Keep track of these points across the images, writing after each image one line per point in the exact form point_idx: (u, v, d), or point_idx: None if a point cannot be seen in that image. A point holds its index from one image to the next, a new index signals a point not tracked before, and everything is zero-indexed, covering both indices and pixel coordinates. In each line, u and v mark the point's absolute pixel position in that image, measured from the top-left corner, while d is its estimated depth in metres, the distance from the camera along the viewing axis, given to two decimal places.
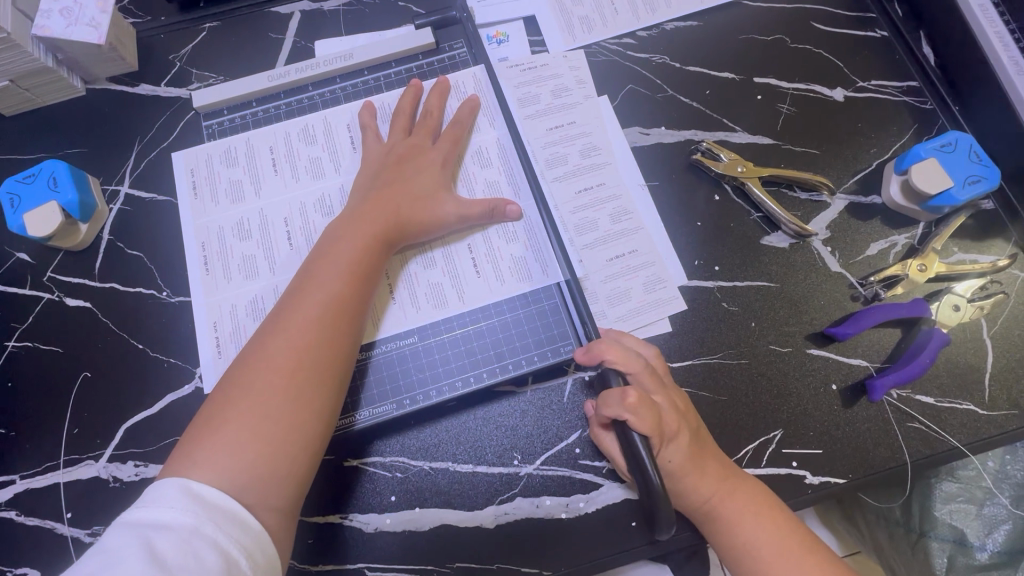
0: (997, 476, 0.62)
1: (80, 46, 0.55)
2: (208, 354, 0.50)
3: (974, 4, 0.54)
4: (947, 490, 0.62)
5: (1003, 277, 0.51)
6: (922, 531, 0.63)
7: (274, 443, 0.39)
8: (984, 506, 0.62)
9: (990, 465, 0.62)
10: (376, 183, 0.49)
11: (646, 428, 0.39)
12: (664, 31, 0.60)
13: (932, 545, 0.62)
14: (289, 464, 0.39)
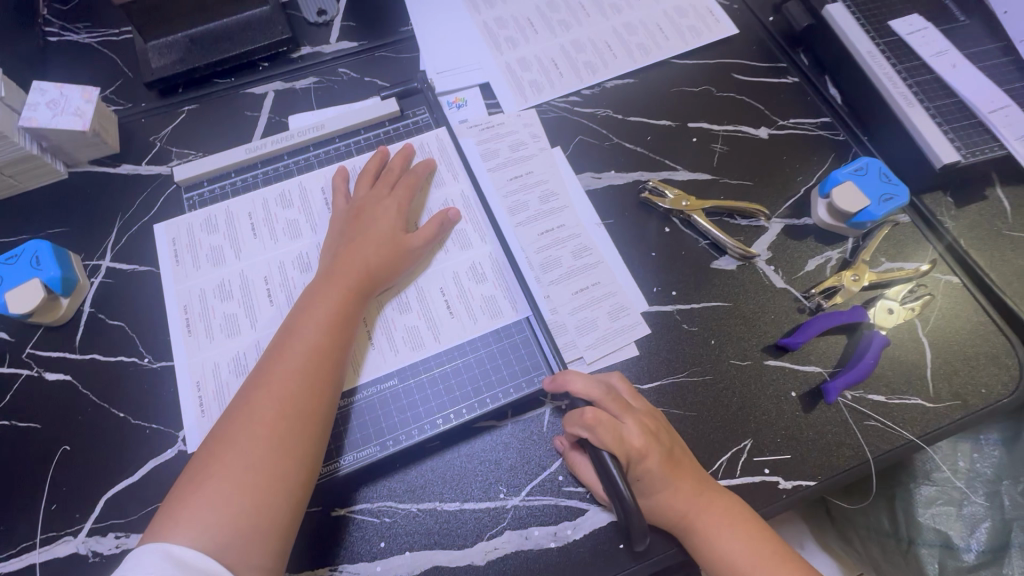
0: (969, 476, 0.64)
1: (65, 133, 0.59)
2: (191, 415, 0.50)
3: (864, 52, 0.63)
4: (926, 494, 0.64)
5: (928, 280, 0.56)
6: (910, 539, 0.64)
7: (258, 492, 0.40)
8: (963, 506, 0.63)
9: (960, 466, 0.64)
10: (350, 237, 0.53)
11: (609, 445, 0.42)
12: (605, 88, 0.67)
13: (923, 552, 0.63)
14: (274, 511, 0.40)
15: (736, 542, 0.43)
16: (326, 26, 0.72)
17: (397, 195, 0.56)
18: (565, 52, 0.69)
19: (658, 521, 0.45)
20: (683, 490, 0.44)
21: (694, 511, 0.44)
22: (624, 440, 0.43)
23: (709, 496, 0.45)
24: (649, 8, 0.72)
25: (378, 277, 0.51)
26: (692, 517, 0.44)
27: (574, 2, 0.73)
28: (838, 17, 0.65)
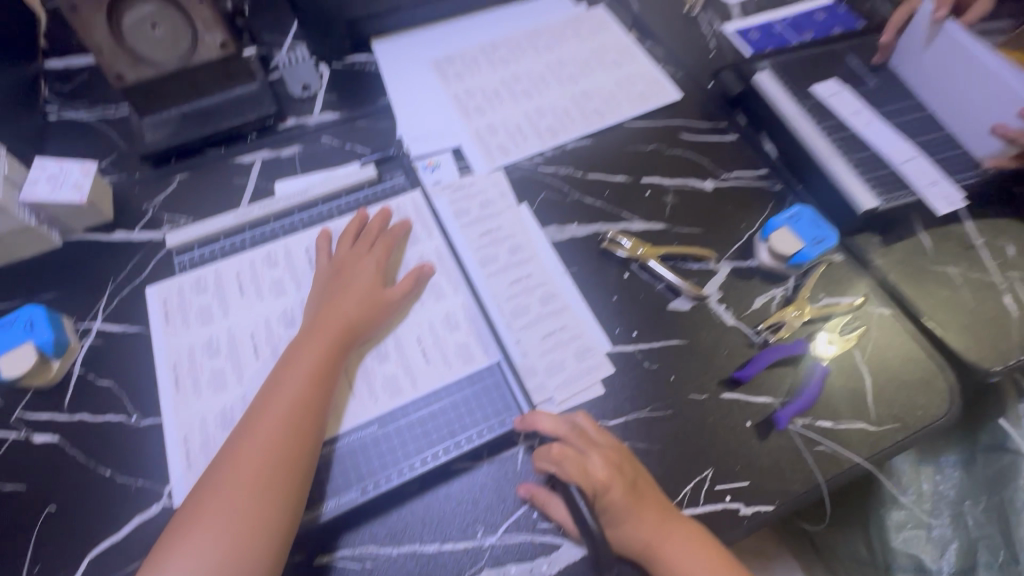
0: None
1: (63, 205, 0.63)
2: (178, 470, 0.52)
3: (790, 113, 0.71)
4: None
5: (863, 313, 0.62)
6: None
7: (242, 538, 0.43)
8: None
9: None
10: (332, 293, 0.57)
11: (573, 478, 0.47)
12: (565, 150, 0.74)
13: None
14: (257, 556, 0.42)
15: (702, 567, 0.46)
16: (309, 100, 0.79)
17: (376, 252, 0.61)
18: (528, 118, 0.76)
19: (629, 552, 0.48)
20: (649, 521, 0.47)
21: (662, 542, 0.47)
22: (589, 473, 0.48)
23: (675, 526, 0.48)
24: (602, 78, 0.81)
25: (358, 329, 0.55)
26: (659, 548, 0.47)
27: (535, 74, 0.81)
28: (766, 84, 0.73)
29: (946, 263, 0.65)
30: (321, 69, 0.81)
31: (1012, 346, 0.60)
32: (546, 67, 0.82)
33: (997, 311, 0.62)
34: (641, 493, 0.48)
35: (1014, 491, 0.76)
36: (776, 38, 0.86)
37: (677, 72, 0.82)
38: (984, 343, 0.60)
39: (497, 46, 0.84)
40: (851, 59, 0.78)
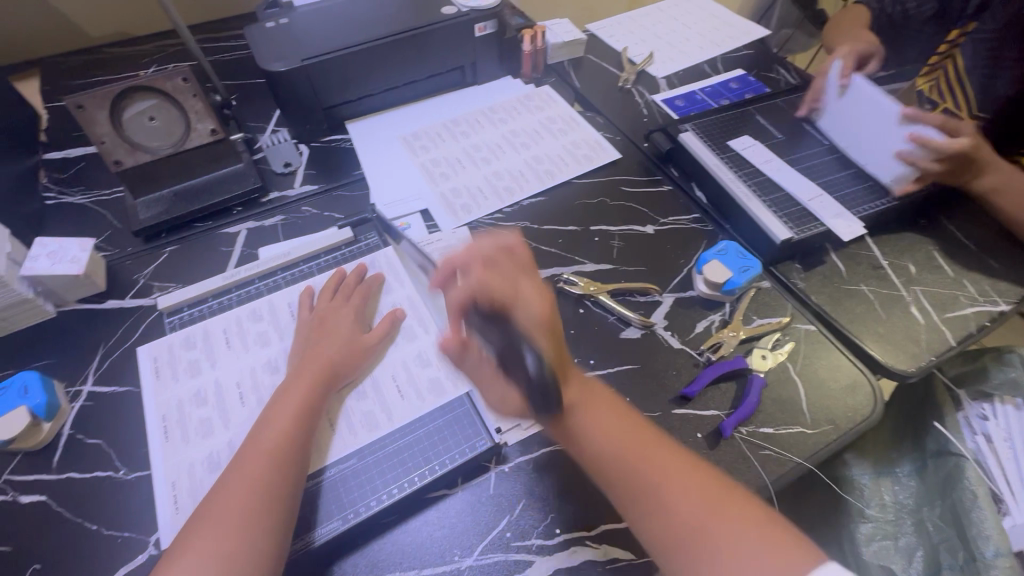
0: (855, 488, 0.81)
1: (60, 278, 0.69)
2: (165, 515, 0.55)
3: (712, 163, 0.82)
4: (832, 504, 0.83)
5: (791, 330, 0.70)
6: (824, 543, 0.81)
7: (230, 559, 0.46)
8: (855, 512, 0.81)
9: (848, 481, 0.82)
10: (316, 339, 0.63)
11: (490, 283, 0.55)
12: (522, 206, 0.84)
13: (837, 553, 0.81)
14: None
15: (617, 433, 0.53)
16: (290, 175, 0.88)
17: (354, 302, 0.67)
18: (488, 181, 0.86)
19: (556, 420, 0.54)
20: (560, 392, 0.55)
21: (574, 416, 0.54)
22: (517, 291, 0.56)
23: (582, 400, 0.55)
24: (551, 144, 0.93)
25: (339, 371, 0.60)
26: (582, 409, 0.54)
27: (492, 143, 0.92)
28: (689, 141, 0.85)
29: (859, 282, 0.75)
30: (301, 149, 0.92)
31: (922, 350, 0.68)
32: (502, 137, 0.93)
33: (908, 321, 0.71)
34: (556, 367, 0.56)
35: (961, 491, 0.79)
36: (698, 104, 1.00)
37: (615, 136, 0.95)
38: (899, 350, 0.68)
39: (458, 122, 0.96)
40: (760, 117, 0.91)
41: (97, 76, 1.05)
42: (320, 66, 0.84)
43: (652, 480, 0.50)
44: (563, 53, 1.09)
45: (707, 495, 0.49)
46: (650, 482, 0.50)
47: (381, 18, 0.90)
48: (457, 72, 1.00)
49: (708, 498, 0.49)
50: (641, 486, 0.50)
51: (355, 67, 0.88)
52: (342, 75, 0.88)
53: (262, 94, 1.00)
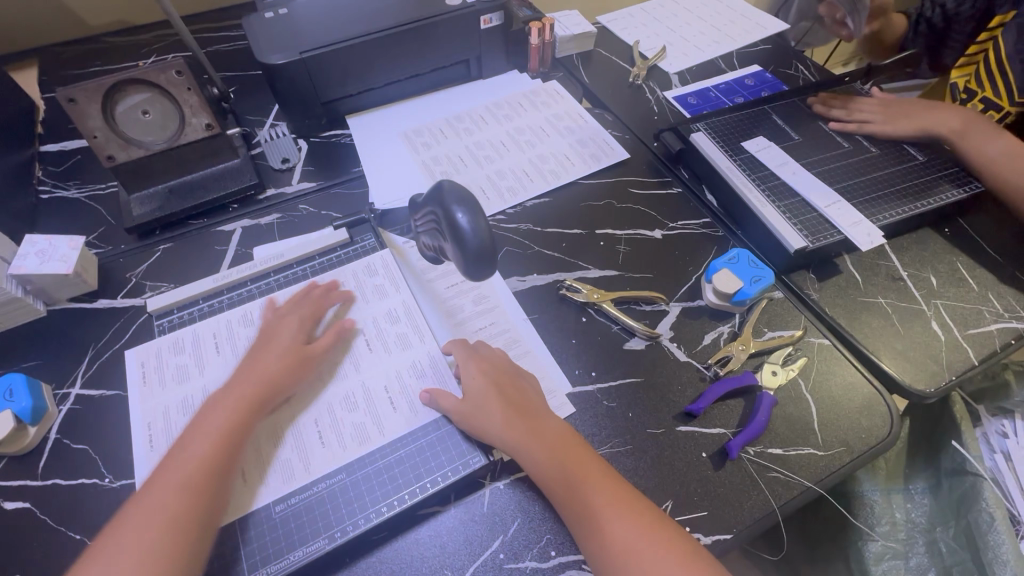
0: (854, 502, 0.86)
1: (50, 277, 0.67)
2: None
3: (724, 167, 0.79)
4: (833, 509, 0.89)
5: (804, 344, 0.67)
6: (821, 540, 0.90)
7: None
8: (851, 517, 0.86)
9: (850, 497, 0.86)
10: (251, 356, 0.60)
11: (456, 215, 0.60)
12: (525, 207, 0.81)
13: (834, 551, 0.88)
14: None
15: (560, 453, 0.55)
16: (288, 171, 0.86)
17: (302, 313, 0.64)
18: (491, 180, 0.84)
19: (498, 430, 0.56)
20: (520, 427, 0.56)
21: (531, 446, 0.55)
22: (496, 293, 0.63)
23: (542, 435, 0.56)
24: (557, 142, 0.89)
25: (274, 391, 0.57)
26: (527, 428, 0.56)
27: (496, 141, 0.89)
28: (700, 142, 0.82)
29: (877, 294, 0.71)
30: (299, 144, 0.89)
31: (943, 368, 0.65)
32: (506, 135, 0.90)
33: (928, 337, 0.68)
34: (519, 404, 0.58)
35: (977, 513, 0.76)
36: (712, 102, 0.96)
37: (624, 135, 0.91)
38: (918, 368, 0.65)
39: (461, 118, 0.93)
40: (777, 117, 0.87)
41: (95, 66, 1.03)
42: (319, 59, 0.81)
43: (603, 509, 0.51)
44: (571, 47, 1.05)
45: (645, 530, 0.50)
46: (593, 505, 0.51)
47: (383, 9, 0.87)
48: (461, 65, 0.97)
49: (648, 527, 0.50)
50: (586, 510, 0.51)
51: (356, 60, 0.85)
52: (342, 69, 0.85)
53: (262, 87, 0.97)
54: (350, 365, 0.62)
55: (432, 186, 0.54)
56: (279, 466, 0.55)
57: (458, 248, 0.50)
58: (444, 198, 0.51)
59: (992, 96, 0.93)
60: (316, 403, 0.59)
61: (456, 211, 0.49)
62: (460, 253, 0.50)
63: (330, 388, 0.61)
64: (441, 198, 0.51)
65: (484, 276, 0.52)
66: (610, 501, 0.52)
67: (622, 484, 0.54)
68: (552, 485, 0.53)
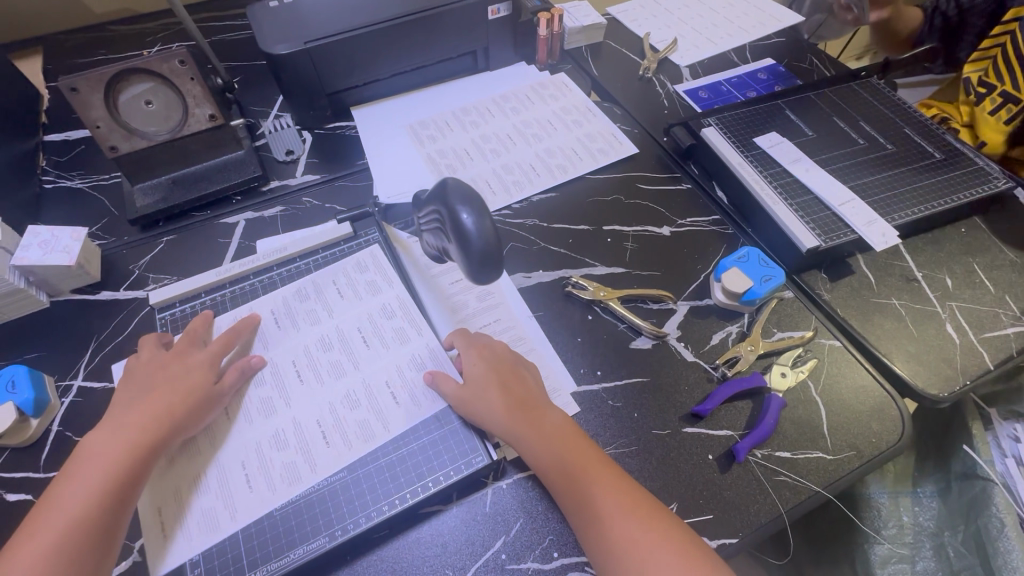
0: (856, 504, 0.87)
1: (52, 269, 0.67)
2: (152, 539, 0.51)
3: (736, 164, 0.77)
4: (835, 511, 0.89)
5: (814, 346, 0.65)
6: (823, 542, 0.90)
7: None
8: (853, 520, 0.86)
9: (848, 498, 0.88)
10: (134, 398, 0.55)
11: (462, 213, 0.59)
12: (532, 202, 0.80)
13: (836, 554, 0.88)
14: None
15: (562, 447, 0.54)
16: (292, 163, 0.85)
17: (212, 347, 0.60)
18: (497, 174, 0.82)
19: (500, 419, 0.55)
20: (519, 416, 0.55)
21: (531, 435, 0.54)
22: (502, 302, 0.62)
23: (541, 426, 0.55)
24: (565, 136, 0.88)
25: (161, 438, 0.53)
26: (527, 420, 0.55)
27: (502, 134, 0.88)
28: (711, 138, 0.80)
29: (889, 295, 0.70)
30: (304, 136, 0.88)
31: (957, 372, 0.64)
32: (513, 128, 0.89)
33: (941, 339, 0.66)
34: (521, 396, 0.57)
35: (988, 518, 0.75)
36: (724, 96, 0.94)
37: (633, 129, 0.90)
38: (931, 371, 0.64)
39: (467, 110, 0.91)
40: (791, 112, 0.85)
41: (100, 54, 1.02)
42: (324, 49, 0.80)
43: (601, 502, 0.50)
44: (581, 38, 1.03)
45: (646, 525, 0.49)
46: (593, 500, 0.50)
47: None
48: (468, 56, 0.95)
49: (646, 522, 0.49)
50: (588, 506, 0.50)
51: (362, 49, 0.83)
52: (348, 59, 0.83)
53: (267, 78, 0.96)
54: (352, 362, 0.62)
55: (436, 183, 0.52)
56: (281, 465, 0.55)
57: (464, 249, 0.49)
58: (450, 196, 0.49)
59: (1012, 89, 0.89)
60: (319, 404, 0.59)
61: (462, 211, 0.48)
62: (465, 252, 0.49)
63: (333, 385, 0.60)
64: (445, 196, 0.49)
65: (490, 278, 0.51)
66: (609, 493, 0.51)
67: (625, 478, 0.53)
68: (552, 475, 0.52)
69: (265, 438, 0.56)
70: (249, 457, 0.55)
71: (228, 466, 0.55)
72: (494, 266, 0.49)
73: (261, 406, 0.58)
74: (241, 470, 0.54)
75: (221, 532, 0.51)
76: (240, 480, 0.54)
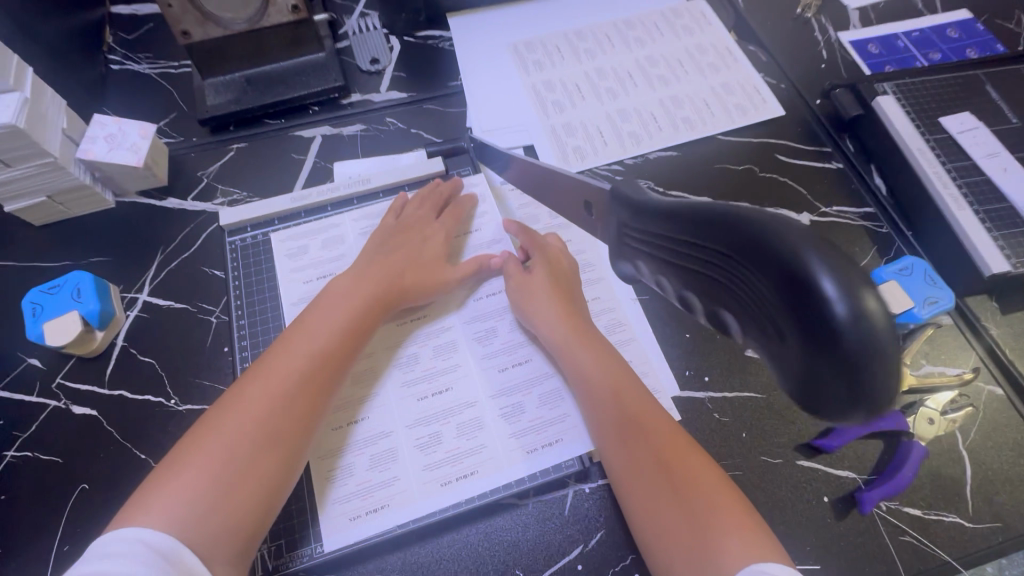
0: None
1: (119, 167, 0.61)
2: (528, 443, 0.52)
3: (914, 150, 0.62)
4: None
5: (970, 390, 0.55)
6: None
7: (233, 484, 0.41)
8: None
9: None
10: (371, 252, 0.56)
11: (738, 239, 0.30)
12: (648, 159, 0.68)
13: None
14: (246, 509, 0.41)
15: (595, 361, 0.51)
16: (377, 74, 0.74)
17: (445, 221, 0.61)
18: (611, 120, 0.70)
19: (544, 327, 0.53)
20: (573, 324, 0.53)
21: (577, 345, 0.52)
22: (535, 234, 0.60)
23: (590, 339, 0.52)
24: (697, 82, 0.73)
25: (392, 292, 0.54)
26: (568, 334, 0.52)
27: (622, 70, 0.74)
28: (888, 111, 0.65)
29: None
30: (392, 42, 0.76)
31: None
32: (635, 64, 0.74)
33: None
34: (569, 309, 0.54)
35: None
36: (900, 55, 0.76)
37: (780, 84, 0.74)
38: None
39: (583, 35, 0.77)
40: (991, 88, 0.68)
41: None
42: None
43: (639, 415, 0.47)
44: None
45: (687, 458, 0.45)
46: (631, 415, 0.47)
47: None
48: None
49: (692, 450, 0.45)
50: (625, 421, 0.47)
51: None
52: None
53: None
54: (438, 317, 0.57)
55: (772, 220, 0.28)
56: (379, 414, 0.52)
57: (803, 366, 0.28)
58: (782, 261, 0.27)
59: None
60: (463, 308, 0.58)
61: (822, 303, 0.25)
62: (783, 361, 0.29)
63: (416, 340, 0.56)
64: (788, 251, 0.26)
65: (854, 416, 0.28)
66: (648, 417, 0.47)
67: (661, 410, 0.49)
68: (591, 387, 0.50)
69: (478, 340, 0.56)
70: (500, 357, 0.56)
71: (500, 388, 0.54)
72: (860, 394, 0.26)
73: (439, 351, 0.56)
74: (388, 430, 0.52)
75: (572, 401, 0.54)
76: (525, 378, 0.55)
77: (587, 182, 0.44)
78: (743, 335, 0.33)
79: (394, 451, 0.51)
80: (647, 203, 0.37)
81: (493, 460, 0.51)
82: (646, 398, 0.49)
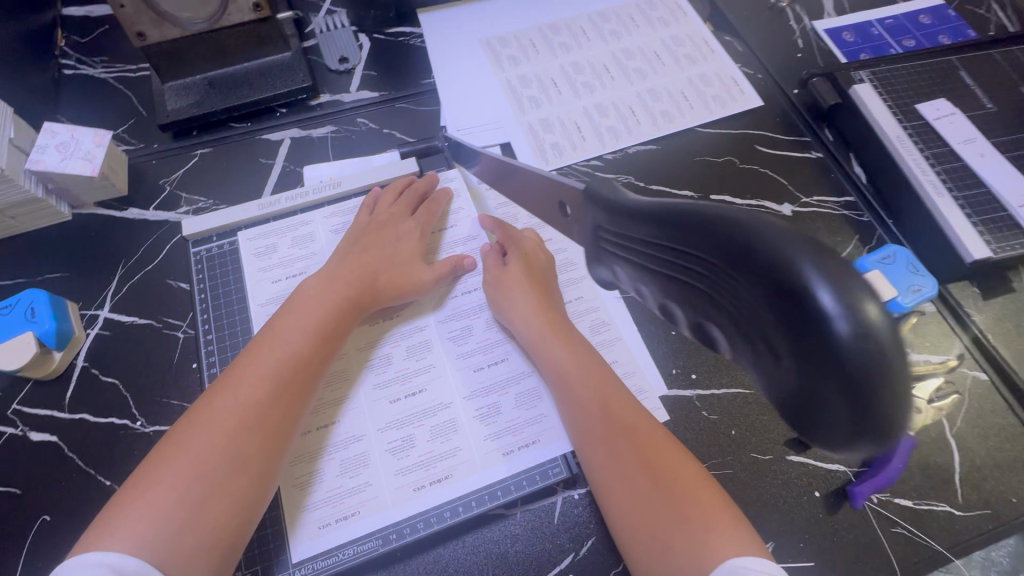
0: None
1: (73, 178, 0.57)
2: (506, 446, 0.50)
3: (892, 137, 0.62)
4: None
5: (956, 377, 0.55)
6: None
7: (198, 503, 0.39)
8: None
9: None
10: (341, 255, 0.54)
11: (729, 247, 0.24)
12: (627, 154, 0.66)
13: None
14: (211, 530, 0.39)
15: (575, 356, 0.49)
16: (347, 73, 0.71)
17: (419, 218, 0.58)
18: (589, 114, 0.68)
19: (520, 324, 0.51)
20: (551, 317, 0.51)
21: (556, 339, 0.50)
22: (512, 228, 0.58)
23: (569, 333, 0.51)
24: (674, 74, 0.72)
25: (364, 296, 0.51)
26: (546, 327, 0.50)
27: (599, 63, 0.72)
28: (865, 99, 0.64)
29: None
30: (361, 40, 0.73)
31: None
32: (612, 57, 0.73)
33: None
34: (547, 304, 0.52)
35: None
36: (874, 42, 0.76)
37: (757, 74, 0.73)
38: None
39: (558, 28, 0.75)
40: (966, 74, 0.68)
41: None
42: None
43: (621, 407, 0.45)
44: None
45: (673, 450, 0.43)
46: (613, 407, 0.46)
47: None
48: None
49: (675, 442, 0.43)
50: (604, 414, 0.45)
51: None
52: None
53: None
54: (415, 320, 0.55)
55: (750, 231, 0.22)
56: (352, 420, 0.50)
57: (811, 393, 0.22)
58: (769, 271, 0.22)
59: None
60: (438, 306, 0.56)
61: (821, 319, 0.20)
62: (786, 392, 0.24)
63: (389, 341, 0.54)
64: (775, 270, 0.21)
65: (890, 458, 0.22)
66: (631, 411, 0.45)
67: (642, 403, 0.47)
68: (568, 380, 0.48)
69: (455, 339, 0.55)
70: (477, 357, 0.54)
71: (478, 389, 0.52)
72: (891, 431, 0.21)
73: (413, 352, 0.54)
74: (360, 436, 0.50)
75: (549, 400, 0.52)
76: (503, 377, 0.53)
77: (562, 181, 0.41)
78: (733, 351, 0.27)
79: (366, 457, 0.49)
80: (624, 202, 0.31)
81: (468, 464, 0.49)
82: (625, 391, 0.47)
